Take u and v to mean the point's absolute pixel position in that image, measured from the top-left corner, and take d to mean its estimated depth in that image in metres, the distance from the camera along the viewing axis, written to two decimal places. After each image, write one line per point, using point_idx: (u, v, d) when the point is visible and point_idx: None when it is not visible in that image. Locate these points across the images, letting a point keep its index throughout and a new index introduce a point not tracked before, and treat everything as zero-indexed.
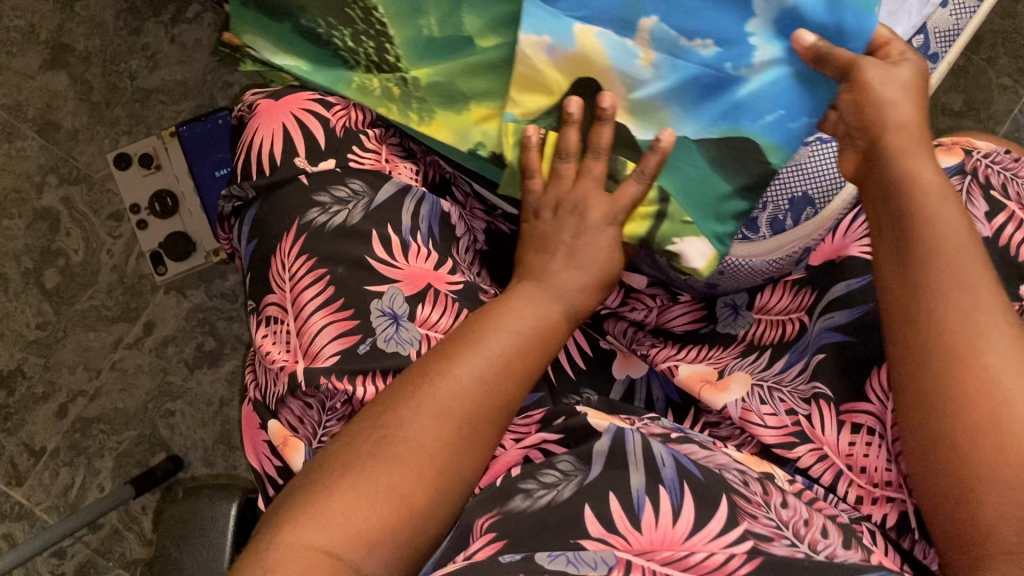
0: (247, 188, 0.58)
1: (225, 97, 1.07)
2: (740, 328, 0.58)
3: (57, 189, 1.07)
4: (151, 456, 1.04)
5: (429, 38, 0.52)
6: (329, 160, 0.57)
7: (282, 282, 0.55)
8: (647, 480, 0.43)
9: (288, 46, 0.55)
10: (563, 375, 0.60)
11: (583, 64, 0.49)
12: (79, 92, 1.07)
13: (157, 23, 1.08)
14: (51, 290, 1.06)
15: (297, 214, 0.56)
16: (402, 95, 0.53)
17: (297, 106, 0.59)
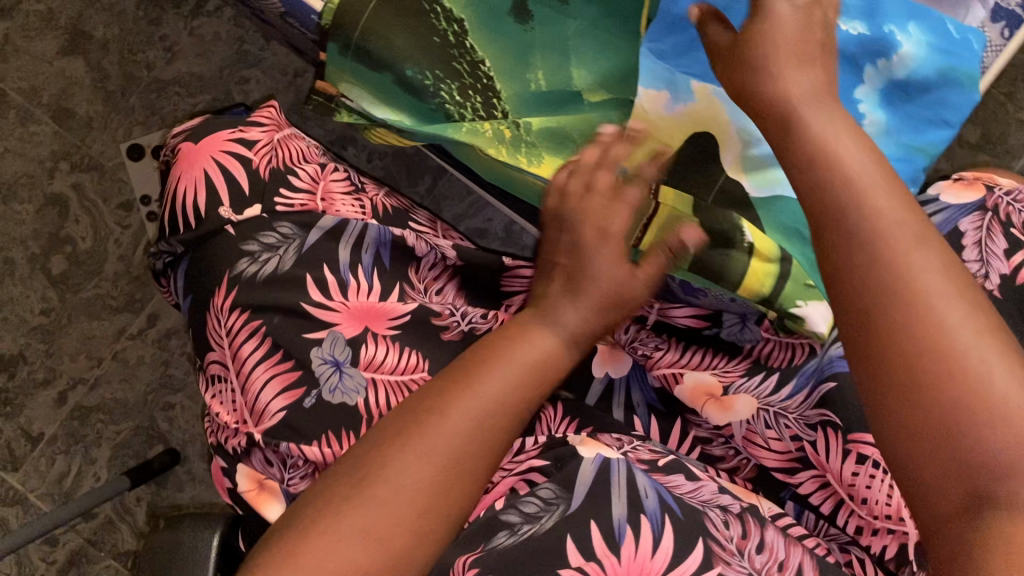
0: (176, 242, 0.60)
1: (241, 93, 1.07)
2: (747, 341, 0.63)
3: (68, 176, 1.07)
4: (148, 448, 1.04)
5: (539, 93, 0.63)
6: (255, 207, 0.59)
7: (221, 338, 0.57)
8: (629, 511, 0.46)
9: (397, 100, 0.65)
10: None
11: (699, 120, 0.60)
12: (95, 79, 1.07)
13: (177, 15, 1.07)
14: (56, 277, 1.06)
15: (224, 268, 0.58)
16: (514, 137, 0.63)
17: (217, 149, 0.60)
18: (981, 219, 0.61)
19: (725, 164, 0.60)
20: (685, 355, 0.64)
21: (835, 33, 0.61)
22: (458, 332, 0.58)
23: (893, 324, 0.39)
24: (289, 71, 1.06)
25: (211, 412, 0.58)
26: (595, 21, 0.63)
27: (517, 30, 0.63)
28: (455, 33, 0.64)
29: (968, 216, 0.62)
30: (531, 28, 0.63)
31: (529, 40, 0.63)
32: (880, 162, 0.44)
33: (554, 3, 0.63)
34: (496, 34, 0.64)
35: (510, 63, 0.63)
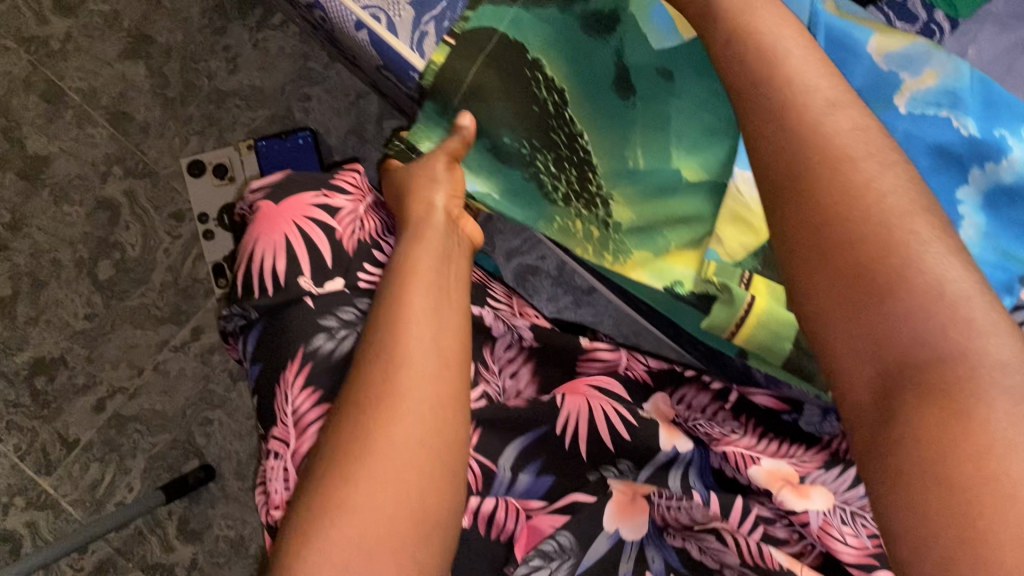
0: (250, 307, 0.57)
1: (302, 110, 1.05)
2: (826, 433, 0.61)
3: (121, 181, 1.05)
4: (183, 462, 1.03)
5: (636, 172, 0.62)
6: (337, 281, 0.57)
7: (284, 416, 0.55)
8: (635, 569, 0.56)
9: (493, 172, 0.66)
10: (601, 446, 0.60)
11: None
12: (155, 85, 1.06)
13: (242, 26, 1.06)
14: (103, 282, 1.05)
15: (300, 342, 0.55)
16: (603, 235, 0.64)
17: (300, 214, 0.58)
18: None
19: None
20: (760, 441, 0.62)
21: (946, 127, 0.57)
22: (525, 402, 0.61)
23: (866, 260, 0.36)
24: (352, 93, 1.04)
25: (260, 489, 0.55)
26: (699, 100, 0.61)
27: (619, 105, 0.63)
28: (555, 103, 0.64)
29: None
30: (633, 104, 0.63)
31: (629, 116, 0.63)
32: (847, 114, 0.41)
33: (658, 80, 0.62)
34: (596, 107, 0.64)
35: (609, 142, 0.63)
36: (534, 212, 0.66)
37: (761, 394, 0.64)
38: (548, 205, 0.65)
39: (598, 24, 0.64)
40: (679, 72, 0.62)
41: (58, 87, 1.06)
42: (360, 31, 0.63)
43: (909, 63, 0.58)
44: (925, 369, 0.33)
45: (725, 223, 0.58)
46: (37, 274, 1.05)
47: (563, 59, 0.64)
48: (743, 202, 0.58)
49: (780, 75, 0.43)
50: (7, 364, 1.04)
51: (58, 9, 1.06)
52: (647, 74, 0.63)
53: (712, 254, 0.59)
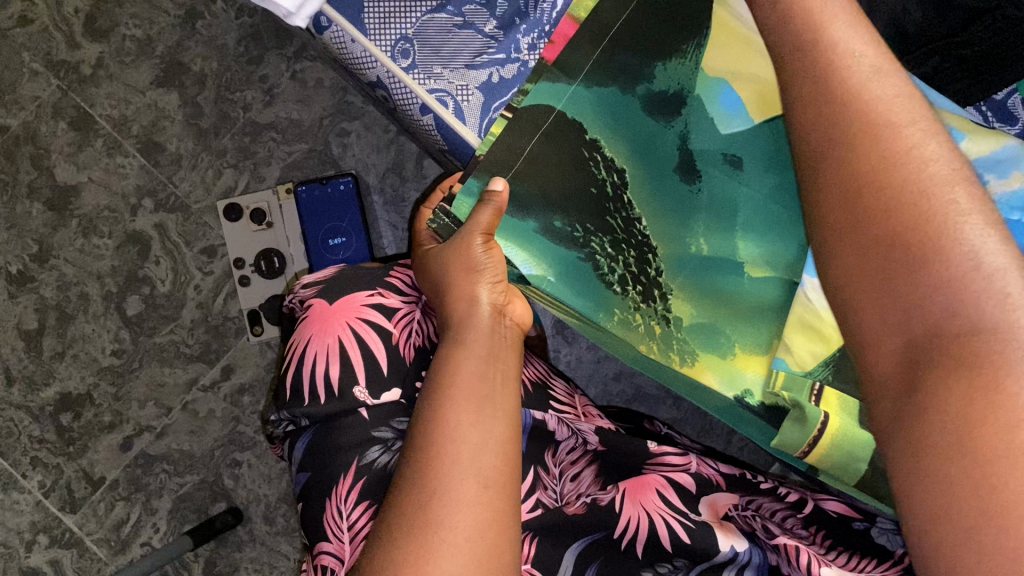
0: (300, 416, 0.55)
1: (340, 146, 1.02)
2: (898, 546, 0.58)
3: (152, 214, 1.02)
4: (211, 504, 1.01)
5: (702, 260, 0.58)
6: (394, 390, 0.55)
7: (338, 531, 0.52)
8: None
9: (544, 251, 0.58)
10: (655, 546, 0.58)
11: None
12: (188, 115, 1.02)
13: (279, 56, 1.02)
14: (131, 317, 1.02)
15: (354, 455, 0.54)
16: (665, 332, 0.59)
17: (353, 316, 0.56)
18: None
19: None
20: (828, 551, 0.59)
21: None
22: (583, 507, 0.60)
23: (901, 295, 0.37)
24: (391, 129, 1.01)
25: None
26: (770, 192, 0.56)
27: (682, 189, 0.57)
28: (614, 184, 0.58)
29: None
30: (698, 191, 0.57)
31: (693, 203, 0.57)
32: (912, 105, 0.40)
33: (726, 167, 0.56)
34: (657, 190, 0.58)
35: (670, 226, 0.58)
36: (591, 301, 0.59)
37: (832, 501, 0.62)
38: (605, 291, 0.59)
39: (663, 97, 0.56)
40: (750, 157, 0.56)
41: (88, 114, 1.02)
42: (425, 116, 0.59)
43: (998, 165, 0.53)
44: (972, 399, 0.33)
45: (796, 333, 0.55)
46: (65, 307, 1.02)
47: (623, 134, 0.57)
48: (815, 312, 0.54)
49: (843, 86, 0.41)
50: (32, 400, 1.02)
51: (90, 33, 1.02)
52: (714, 158, 0.56)
53: (780, 363, 0.56)
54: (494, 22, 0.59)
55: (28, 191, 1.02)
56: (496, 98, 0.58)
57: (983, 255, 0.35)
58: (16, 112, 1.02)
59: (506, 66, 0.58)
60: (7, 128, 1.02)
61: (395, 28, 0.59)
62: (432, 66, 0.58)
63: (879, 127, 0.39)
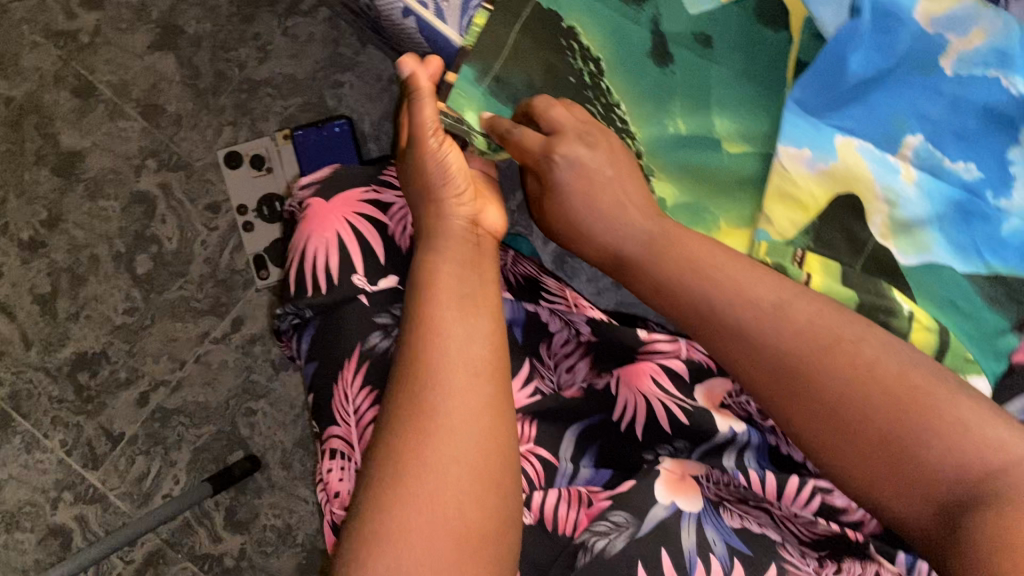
0: (303, 308, 0.58)
1: (335, 97, 1.04)
2: None
3: (156, 175, 1.05)
4: (229, 453, 1.04)
5: (679, 138, 0.60)
6: (391, 278, 0.59)
7: (345, 416, 0.56)
8: (698, 545, 0.52)
9: None
10: (655, 428, 0.60)
11: (844, 179, 0.57)
12: (186, 76, 1.05)
13: (271, 14, 1.05)
14: (141, 276, 1.05)
15: (357, 341, 0.57)
16: None
17: (349, 211, 0.59)
18: None
19: (875, 230, 0.56)
20: None
21: (994, 87, 0.55)
22: (580, 391, 0.62)
23: (886, 414, 0.41)
24: (384, 77, 1.03)
25: (320, 486, 0.56)
26: (740, 70, 0.59)
27: (655, 72, 0.60)
28: (590, 72, 0.60)
29: None
30: (671, 71, 0.59)
31: (668, 83, 0.59)
32: (742, 259, 0.50)
33: (696, 46, 0.59)
34: (633, 75, 0.60)
35: (645, 108, 0.60)
36: None
37: None
38: None
39: None
40: (717, 36, 0.59)
41: (88, 82, 1.05)
42: (406, 18, 0.61)
43: (956, 24, 0.56)
44: (894, 456, 0.40)
45: (775, 202, 0.58)
46: (76, 269, 1.05)
47: (596, 22, 0.60)
48: (791, 179, 0.57)
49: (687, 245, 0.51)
50: (50, 361, 1.05)
51: (86, 3, 1.05)
52: (684, 39, 0.59)
53: (762, 235, 0.58)
54: None
55: (34, 158, 1.05)
56: None
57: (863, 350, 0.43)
58: (18, 83, 1.05)
59: None
60: (11, 99, 1.05)
61: None
62: None
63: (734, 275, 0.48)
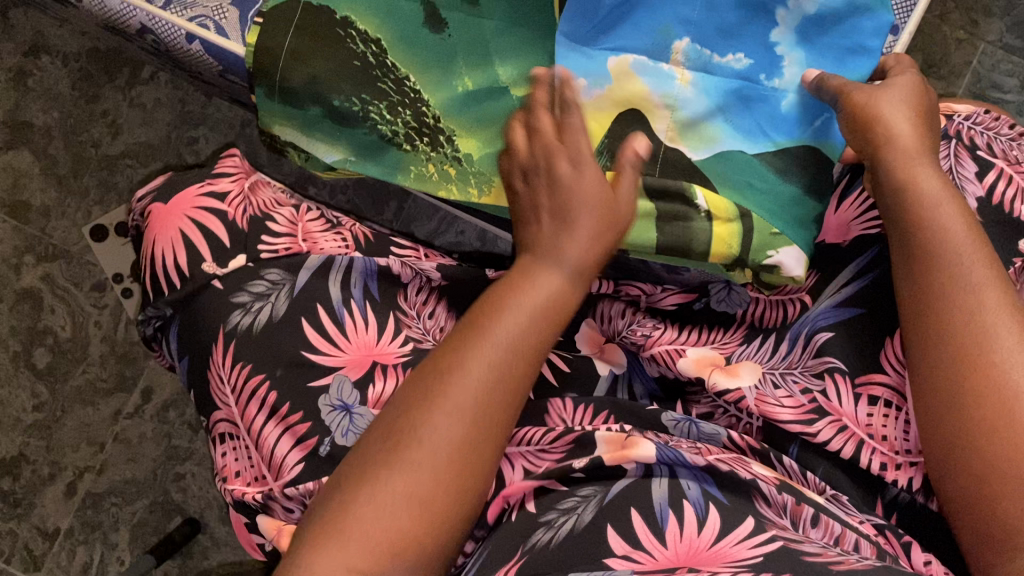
0: (162, 305, 0.62)
1: (193, 153, 1.07)
2: (737, 308, 0.62)
3: (36, 269, 1.06)
4: (167, 521, 1.04)
5: (467, 96, 0.62)
6: (239, 258, 0.62)
7: (226, 397, 0.59)
8: (670, 497, 0.47)
9: (338, 135, 0.63)
10: (545, 386, 0.61)
11: (622, 99, 0.60)
12: (44, 167, 1.06)
13: (114, 88, 1.06)
14: (43, 370, 1.05)
15: (219, 323, 0.59)
16: (460, 172, 0.61)
17: (189, 207, 0.63)
18: (948, 148, 0.63)
19: (662, 136, 0.60)
20: (681, 333, 0.62)
21: None
22: None
23: (994, 371, 0.44)
24: (236, 123, 1.06)
25: (225, 476, 0.60)
26: (510, 17, 0.62)
27: (433, 39, 0.62)
28: (374, 53, 0.62)
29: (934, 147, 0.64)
30: (447, 36, 0.62)
31: (448, 47, 0.62)
32: (958, 204, 0.50)
33: (464, 5, 0.62)
34: (412, 45, 0.62)
35: (431, 75, 0.62)
36: (387, 166, 0.63)
37: (668, 295, 0.64)
38: (397, 153, 0.62)
39: None
40: None
41: None
42: (192, 44, 0.64)
43: None
44: (972, 405, 0.44)
45: None
46: None
47: (367, 6, 0.62)
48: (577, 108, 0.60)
49: (909, 187, 0.51)
50: None
51: None
52: (453, 2, 0.62)
53: None
54: None
55: None
56: (248, 8, 0.64)
57: (970, 308, 0.46)
58: None
59: None
60: None
61: None
62: None
63: (924, 231, 0.50)
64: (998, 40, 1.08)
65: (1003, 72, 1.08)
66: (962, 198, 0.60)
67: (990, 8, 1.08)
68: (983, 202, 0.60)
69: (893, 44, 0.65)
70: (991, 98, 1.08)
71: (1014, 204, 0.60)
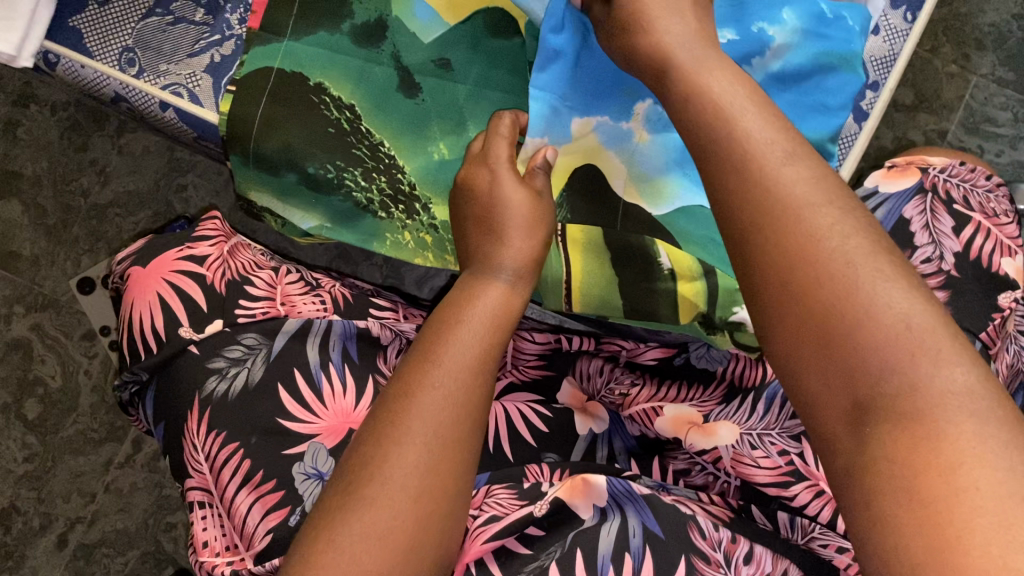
0: (139, 370, 0.60)
1: (182, 201, 1.07)
2: (718, 365, 0.61)
3: (26, 318, 1.05)
4: (158, 572, 1.04)
5: (443, 163, 0.61)
6: (216, 322, 0.60)
7: (199, 465, 0.57)
8: (615, 547, 0.48)
9: (314, 202, 0.63)
10: (524, 447, 0.59)
11: (583, 154, 0.61)
12: (33, 217, 1.06)
13: (103, 137, 1.06)
14: (33, 421, 1.05)
15: (194, 390, 0.58)
16: (436, 239, 0.61)
17: (167, 270, 0.62)
18: (923, 202, 0.63)
19: (618, 191, 0.61)
20: (660, 390, 0.60)
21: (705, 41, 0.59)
22: None
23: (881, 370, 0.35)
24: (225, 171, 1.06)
25: (194, 545, 0.57)
26: (485, 83, 0.62)
27: (408, 104, 0.62)
28: (348, 120, 0.62)
29: (909, 202, 0.63)
30: (422, 101, 0.62)
31: (423, 113, 0.62)
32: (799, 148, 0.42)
33: (438, 70, 0.62)
34: (387, 112, 0.62)
35: (407, 142, 0.62)
36: (364, 234, 0.63)
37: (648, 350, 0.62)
38: (373, 220, 0.62)
39: (367, 30, 0.62)
40: (455, 57, 0.62)
41: None
42: (166, 112, 0.63)
43: None
44: (914, 443, 0.32)
45: None
46: None
47: (340, 73, 0.62)
48: None
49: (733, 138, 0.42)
50: None
51: None
52: (427, 68, 0.62)
53: None
54: (201, 10, 0.65)
55: None
56: (222, 76, 0.63)
57: (850, 288, 0.36)
58: None
59: (223, 44, 0.64)
60: None
61: (115, 40, 0.64)
62: (158, 65, 0.63)
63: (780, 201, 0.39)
64: (990, 73, 1.07)
65: (995, 105, 1.07)
66: (941, 254, 0.61)
67: (982, 41, 1.07)
68: (960, 256, 0.61)
69: (874, 100, 0.66)
70: (983, 132, 1.07)
71: (992, 258, 0.61)
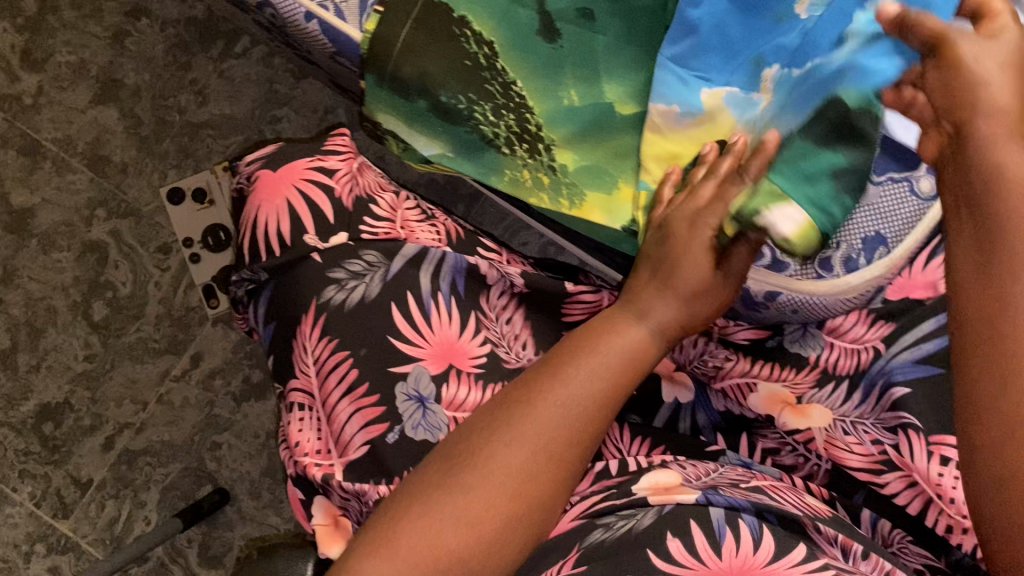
0: (258, 270, 0.62)
1: (274, 131, 1.08)
2: (811, 351, 0.59)
3: (106, 223, 1.08)
4: (197, 488, 1.05)
5: (572, 110, 0.62)
6: (341, 236, 0.62)
7: (305, 367, 0.59)
8: (727, 514, 0.47)
9: (439, 131, 0.65)
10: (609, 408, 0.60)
11: (710, 128, 0.58)
12: (128, 125, 1.08)
13: (206, 59, 1.08)
14: (98, 322, 1.07)
15: (312, 296, 0.60)
16: (553, 182, 0.63)
17: (297, 178, 0.64)
18: None
19: None
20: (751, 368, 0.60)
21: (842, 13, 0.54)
22: None
23: None
24: (320, 108, 1.07)
25: (286, 443, 0.60)
26: (623, 35, 0.61)
27: (545, 49, 0.63)
28: (486, 55, 0.63)
29: None
30: (559, 47, 0.62)
31: (559, 58, 0.62)
32: None
33: (580, 20, 0.62)
34: (525, 53, 0.63)
35: (540, 85, 0.63)
36: (484, 166, 0.65)
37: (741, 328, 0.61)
38: (496, 155, 0.64)
39: None
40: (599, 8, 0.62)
41: (34, 140, 1.09)
42: (310, 22, 0.65)
43: None
44: None
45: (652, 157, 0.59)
46: (34, 322, 1.07)
47: (484, 9, 0.63)
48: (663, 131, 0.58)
49: None
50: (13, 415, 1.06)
51: (27, 65, 1.09)
52: (569, 15, 0.62)
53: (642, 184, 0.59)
54: None
55: None
56: None
57: None
58: None
59: None
60: None
61: None
62: None
63: None
64: None
65: None
66: None
67: None
68: None
69: None
70: None
71: None
